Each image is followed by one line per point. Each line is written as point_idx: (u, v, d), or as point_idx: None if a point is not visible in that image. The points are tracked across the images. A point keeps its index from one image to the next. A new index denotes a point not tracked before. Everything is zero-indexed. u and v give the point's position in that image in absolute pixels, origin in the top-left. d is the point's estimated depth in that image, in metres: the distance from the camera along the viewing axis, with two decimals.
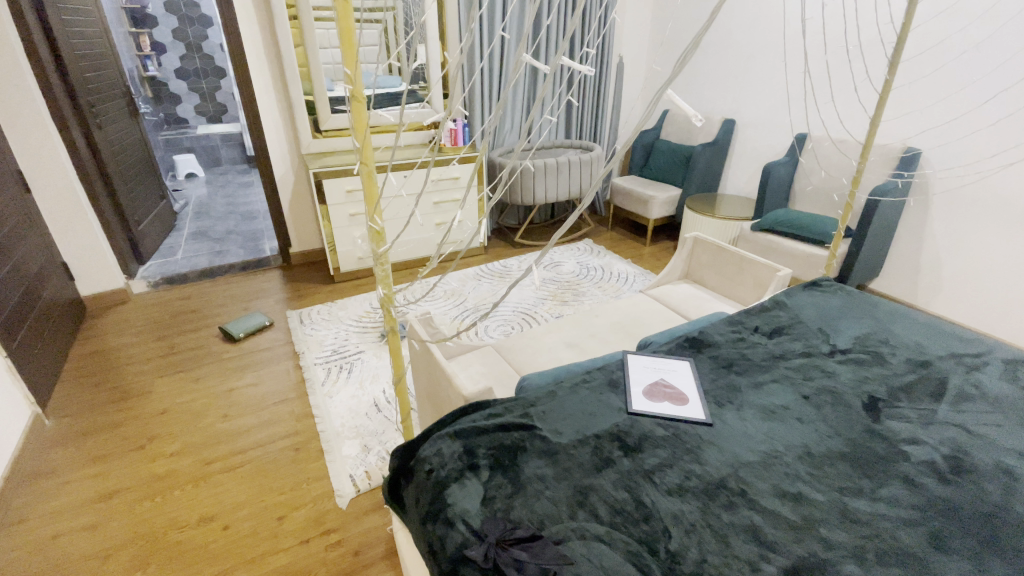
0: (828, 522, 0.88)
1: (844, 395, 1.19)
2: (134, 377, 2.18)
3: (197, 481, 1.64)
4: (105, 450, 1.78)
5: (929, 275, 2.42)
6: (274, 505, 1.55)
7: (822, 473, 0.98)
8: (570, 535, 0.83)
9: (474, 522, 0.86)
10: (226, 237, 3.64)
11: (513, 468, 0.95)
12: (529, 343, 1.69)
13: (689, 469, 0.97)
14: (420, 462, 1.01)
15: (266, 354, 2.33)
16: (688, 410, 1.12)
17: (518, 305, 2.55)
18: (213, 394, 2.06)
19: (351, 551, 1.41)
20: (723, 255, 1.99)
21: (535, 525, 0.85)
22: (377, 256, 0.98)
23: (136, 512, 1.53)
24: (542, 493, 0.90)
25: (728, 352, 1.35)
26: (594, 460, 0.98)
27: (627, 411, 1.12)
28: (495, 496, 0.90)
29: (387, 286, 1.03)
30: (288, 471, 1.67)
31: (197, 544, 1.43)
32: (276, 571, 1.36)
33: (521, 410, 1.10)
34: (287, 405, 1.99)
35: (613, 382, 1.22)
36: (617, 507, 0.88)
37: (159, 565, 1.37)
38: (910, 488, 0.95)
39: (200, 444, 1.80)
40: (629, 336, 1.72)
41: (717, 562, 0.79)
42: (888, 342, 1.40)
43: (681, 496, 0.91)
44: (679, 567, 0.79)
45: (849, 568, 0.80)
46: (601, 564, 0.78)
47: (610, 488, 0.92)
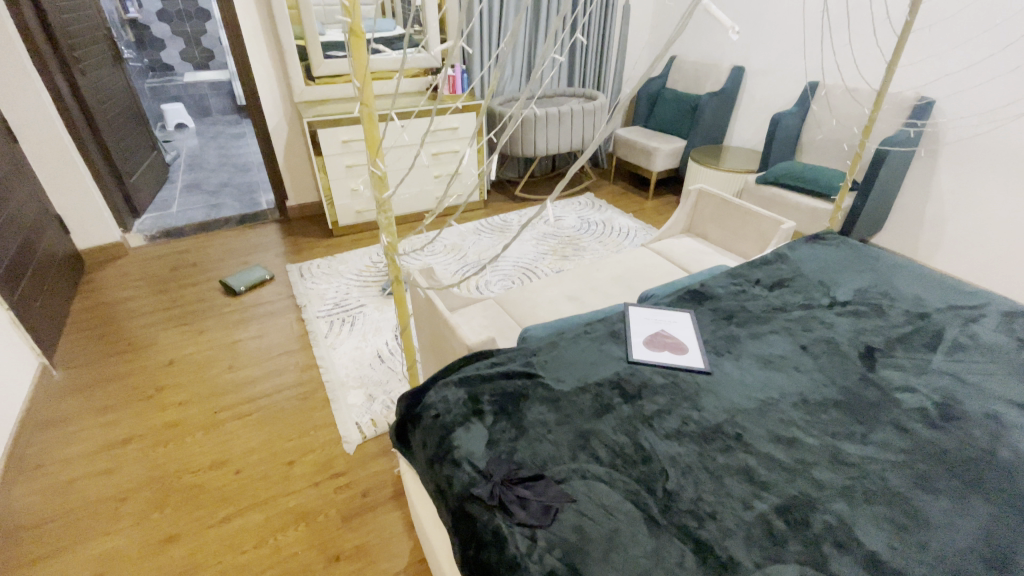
0: (819, 465, 0.91)
1: (840, 345, 1.22)
2: (141, 328, 2.21)
3: (207, 429, 1.69)
4: (115, 399, 1.83)
5: (932, 230, 2.41)
6: (283, 451, 1.60)
7: (814, 418, 1.01)
8: (571, 476, 0.86)
9: (479, 463, 0.89)
10: (221, 189, 3.58)
11: (518, 413, 0.98)
12: (529, 296, 1.70)
13: (687, 415, 1.00)
14: (425, 406, 1.03)
15: (268, 307, 2.34)
16: (687, 359, 1.15)
17: (519, 259, 2.54)
18: (218, 346, 2.09)
19: (360, 492, 1.48)
20: (726, 208, 1.96)
21: (539, 466, 0.88)
22: (380, 204, 0.96)
23: (149, 457, 1.59)
24: (545, 436, 0.93)
25: (728, 304, 1.37)
26: (596, 406, 1.00)
27: (628, 359, 1.14)
28: (501, 439, 0.93)
29: (391, 235, 1.02)
30: (295, 418, 1.72)
31: (211, 487, 1.49)
32: (288, 511, 1.42)
33: (523, 359, 1.12)
34: (291, 356, 2.01)
35: (614, 333, 1.24)
36: (617, 450, 0.91)
37: (175, 506, 1.43)
38: (900, 433, 0.98)
39: (207, 393, 1.84)
40: (630, 289, 1.73)
41: (712, 501, 0.83)
42: (887, 295, 1.41)
43: (679, 440, 0.94)
44: (675, 505, 0.82)
45: (837, 505, 0.84)
46: (602, 503, 0.82)
47: (610, 433, 0.94)
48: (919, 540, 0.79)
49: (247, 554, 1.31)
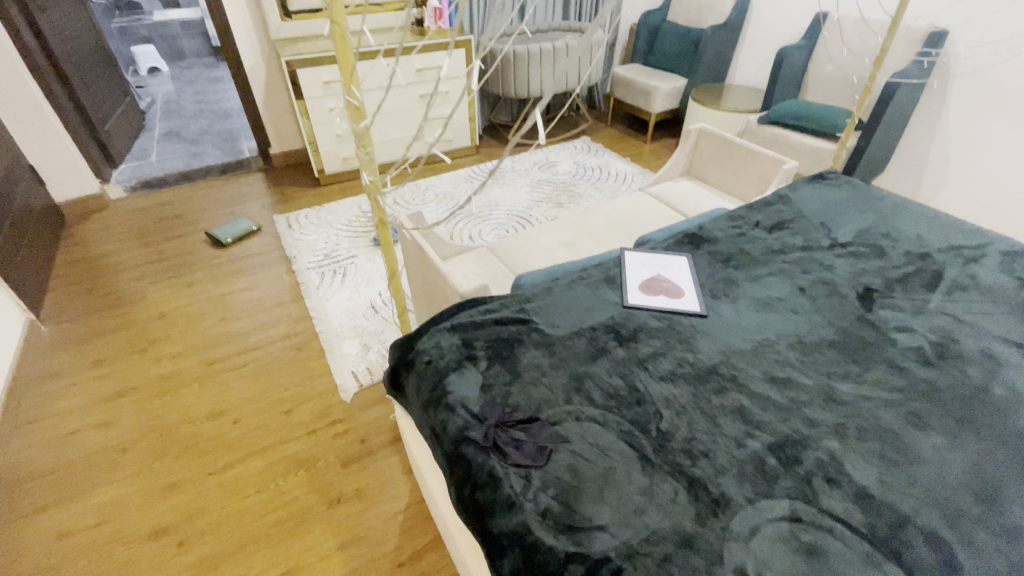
0: (813, 403, 0.92)
1: (838, 287, 1.20)
2: (129, 282, 2.17)
3: (202, 380, 1.69)
4: (107, 353, 1.82)
5: (935, 171, 2.35)
6: (281, 401, 1.61)
7: (809, 359, 1.01)
8: (565, 417, 0.85)
9: (473, 406, 0.88)
10: (201, 137, 3.42)
11: (512, 358, 0.96)
12: (524, 243, 1.66)
13: (682, 357, 0.99)
14: (418, 352, 1.02)
15: (258, 259, 2.29)
16: (684, 303, 1.13)
17: (513, 207, 2.48)
18: (209, 298, 2.06)
19: (358, 438, 1.49)
20: (727, 149, 1.89)
21: (533, 408, 0.87)
22: (358, 136, 0.90)
23: (146, 408, 1.59)
24: (539, 380, 0.92)
25: (727, 247, 1.34)
26: (590, 350, 0.99)
27: (623, 304, 1.12)
28: (494, 383, 0.92)
29: (372, 172, 0.97)
30: (291, 368, 1.72)
31: (210, 436, 1.50)
32: (288, 457, 1.44)
33: (517, 306, 1.10)
34: (284, 308, 1.99)
35: (610, 279, 1.21)
36: (611, 391, 0.91)
37: (176, 454, 1.45)
38: (894, 372, 0.98)
39: (200, 345, 1.83)
40: (626, 235, 1.69)
41: (705, 440, 0.83)
42: (889, 235, 1.38)
43: (673, 382, 0.93)
44: (669, 444, 0.82)
45: (830, 443, 0.84)
46: (595, 442, 0.82)
47: (604, 375, 0.94)
48: (909, 474, 0.80)
49: (251, 498, 1.34)
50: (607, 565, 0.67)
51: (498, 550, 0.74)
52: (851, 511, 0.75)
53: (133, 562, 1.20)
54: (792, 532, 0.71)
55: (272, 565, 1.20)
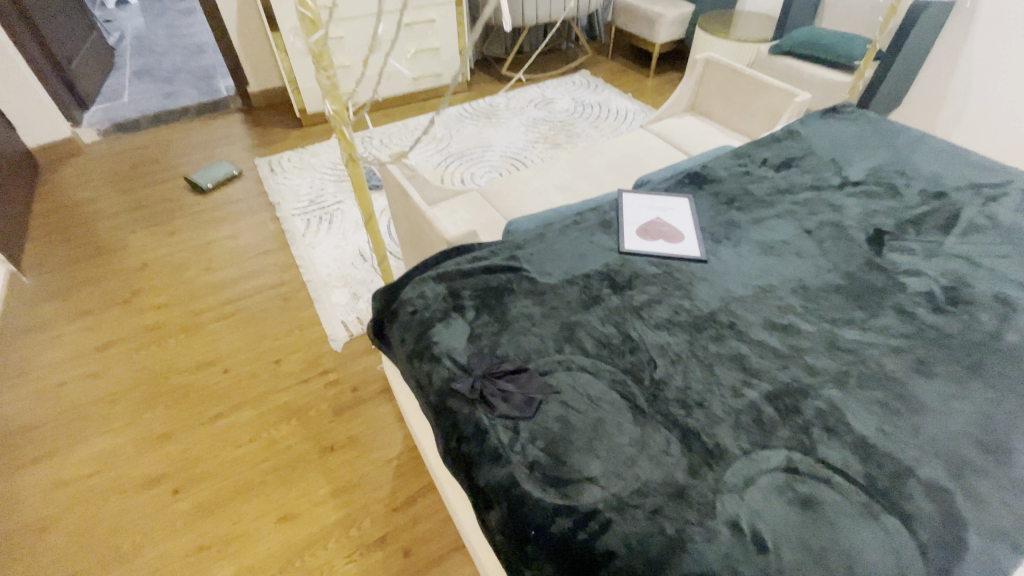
0: (815, 351, 0.88)
1: (846, 229, 1.14)
2: (109, 231, 2.09)
3: (189, 331, 1.65)
4: (91, 304, 1.77)
5: (955, 105, 2.21)
6: (270, 350, 1.58)
7: (813, 305, 0.96)
8: (556, 367, 0.81)
9: (460, 357, 0.84)
10: (175, 76, 3.21)
11: (501, 307, 0.91)
12: (517, 185, 1.57)
13: (679, 304, 0.94)
14: (401, 302, 0.97)
15: (241, 205, 2.20)
16: (683, 248, 1.07)
17: (507, 148, 2.35)
18: (192, 247, 1.99)
19: (350, 387, 1.48)
20: (735, 81, 1.76)
21: (522, 358, 0.83)
22: (315, 55, 0.81)
23: (134, 360, 1.57)
24: (529, 329, 0.87)
25: (731, 187, 1.26)
26: (582, 298, 0.94)
27: (619, 250, 1.05)
28: (482, 334, 0.87)
29: (336, 100, 0.87)
30: (279, 318, 1.68)
31: (200, 386, 1.48)
32: (280, 406, 1.43)
33: (507, 253, 1.03)
34: (270, 256, 1.93)
35: (606, 222, 1.14)
36: (604, 340, 0.86)
37: (167, 405, 1.44)
38: (901, 318, 0.94)
39: (186, 296, 1.78)
40: (625, 176, 1.59)
41: (701, 389, 0.80)
42: (903, 173, 1.30)
43: (669, 330, 0.89)
44: (662, 394, 0.79)
45: (830, 391, 0.81)
46: (586, 393, 0.78)
47: (597, 324, 0.89)
48: (911, 423, 0.77)
49: (244, 447, 1.34)
50: (597, 517, 0.65)
51: (485, 502, 0.72)
52: (850, 461, 0.72)
53: (130, 509, 1.21)
54: (787, 483, 0.69)
55: (268, 510, 1.21)
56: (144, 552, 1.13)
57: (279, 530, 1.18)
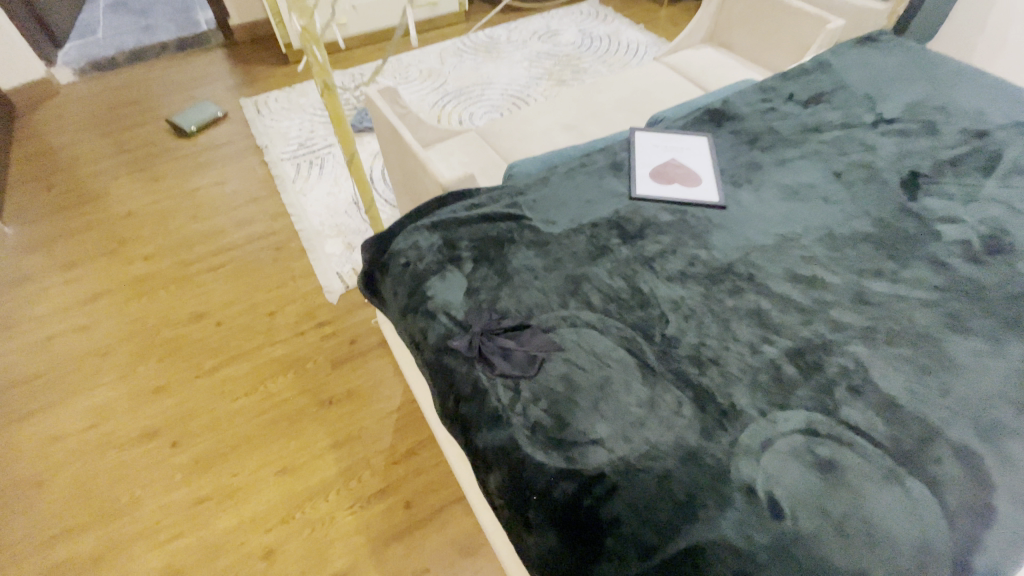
0: (840, 305, 0.81)
1: (878, 172, 1.04)
2: (91, 177, 1.99)
3: (180, 283, 1.60)
4: (77, 255, 1.70)
5: (996, 36, 2.02)
6: (263, 303, 1.53)
7: (839, 255, 0.89)
8: (560, 323, 0.75)
9: (457, 313, 0.78)
10: (150, 7, 2.98)
11: (500, 259, 0.84)
12: (519, 125, 1.45)
13: (694, 255, 0.87)
14: (393, 254, 0.90)
15: (227, 150, 2.08)
16: (699, 193, 0.98)
17: (508, 86, 2.19)
18: (178, 194, 1.90)
19: (347, 340, 1.43)
20: (760, 6, 1.59)
21: (524, 314, 0.77)
22: None
23: (125, 312, 1.52)
24: (531, 283, 0.81)
25: (753, 125, 1.15)
26: (589, 249, 0.86)
27: (630, 196, 0.97)
28: (480, 288, 0.81)
29: (304, 15, 0.82)
30: (272, 269, 1.62)
31: (193, 339, 1.44)
32: (275, 360, 1.39)
33: (508, 199, 0.95)
34: (259, 204, 1.83)
35: (615, 165, 1.04)
36: (612, 294, 0.79)
37: (160, 358, 1.40)
38: (935, 269, 0.87)
39: (175, 246, 1.71)
40: (636, 115, 1.47)
41: (716, 347, 0.74)
42: (943, 109, 1.18)
43: (683, 283, 0.82)
44: (675, 351, 0.73)
45: (855, 348, 0.75)
46: (592, 350, 0.72)
47: (604, 277, 0.82)
48: (941, 382, 0.72)
49: (241, 401, 1.31)
50: (603, 482, 0.60)
51: (484, 464, 0.68)
52: (874, 423, 0.68)
53: (128, 463, 1.20)
54: (807, 446, 0.65)
55: (267, 463, 1.20)
56: (144, 505, 1.14)
57: (279, 483, 1.17)
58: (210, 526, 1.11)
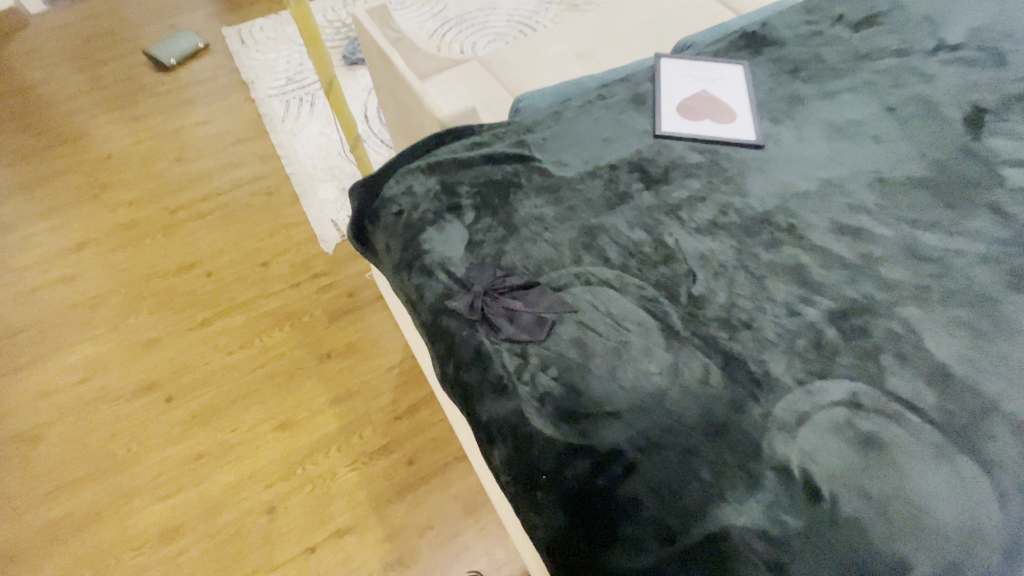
0: (889, 260, 0.72)
1: (937, 106, 0.91)
2: (69, 116, 1.86)
3: (167, 230, 1.51)
4: (59, 200, 1.61)
5: None
6: (255, 252, 1.44)
7: (890, 203, 0.78)
8: (573, 282, 0.67)
9: (456, 269, 0.70)
10: None
11: (506, 208, 0.75)
12: (527, 54, 1.30)
13: (726, 203, 0.77)
14: (385, 202, 0.80)
15: (211, 85, 1.93)
16: (733, 131, 0.86)
17: (515, 11, 1.98)
18: (161, 135, 1.77)
19: (345, 292, 1.36)
20: None
21: (532, 271, 0.68)
22: None
23: (112, 262, 1.45)
24: (540, 236, 0.71)
25: (796, 52, 1.00)
26: (606, 195, 0.76)
27: (654, 134, 0.85)
28: (483, 241, 0.72)
29: None
30: (264, 216, 1.52)
31: (183, 290, 1.38)
32: (270, 313, 1.33)
33: (514, 138, 0.84)
34: (248, 145, 1.71)
35: (637, 98, 0.92)
36: (632, 248, 0.70)
37: (151, 310, 1.34)
38: (999, 220, 0.76)
39: (160, 191, 1.61)
40: (660, 42, 1.30)
41: (749, 308, 0.66)
42: (1016, 31, 1.01)
43: (712, 235, 0.72)
44: (703, 312, 0.65)
45: (905, 310, 0.67)
46: (609, 312, 0.64)
47: (623, 227, 0.72)
48: (1000, 349, 0.64)
49: (236, 355, 1.26)
50: (620, 460, 0.54)
51: (487, 439, 0.61)
52: (924, 395, 0.60)
53: (123, 417, 1.17)
54: (848, 420, 0.58)
55: (265, 419, 1.17)
56: (141, 460, 1.11)
57: (278, 439, 1.14)
58: (211, 481, 1.09)
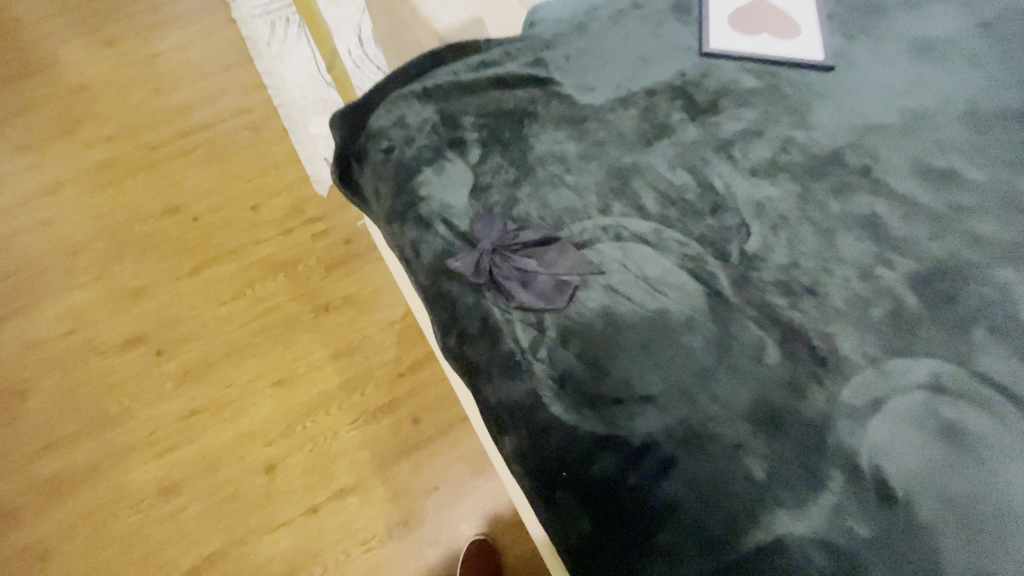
0: (984, 211, 0.59)
1: None
2: (35, 41, 1.68)
3: (148, 170, 1.39)
4: (30, 135, 1.48)
5: None
6: (243, 194, 1.33)
7: (987, 139, 0.64)
8: (600, 237, 0.55)
9: (459, 221, 0.58)
10: None
11: (518, 145, 0.62)
12: None
13: (786, 138, 0.63)
14: (373, 136, 0.67)
15: (188, 4, 1.72)
16: (798, 48, 0.71)
17: None
18: (136, 62, 1.60)
19: (342, 239, 1.26)
20: None
21: (550, 223, 0.56)
22: None
23: (91, 204, 1.34)
24: (560, 179, 0.59)
25: None
26: (641, 128, 0.63)
27: (700, 52, 0.70)
28: (491, 186, 0.60)
29: None
30: (251, 154, 1.39)
31: (169, 236, 1.28)
32: (262, 261, 1.23)
33: (530, 56, 0.69)
34: (232, 74, 1.55)
35: (680, 7, 0.75)
36: (671, 194, 0.58)
37: (135, 257, 1.25)
38: None
39: (139, 125, 1.47)
40: None
41: (813, 269, 0.54)
42: None
43: (769, 179, 0.60)
44: (757, 274, 0.53)
45: (1002, 273, 0.55)
46: (643, 274, 0.52)
47: (661, 168, 0.60)
48: None
49: (227, 306, 1.18)
50: (653, 454, 0.45)
51: (494, 424, 0.52)
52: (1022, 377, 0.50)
53: (112, 372, 1.11)
54: (930, 408, 0.48)
55: (261, 375, 1.10)
56: (134, 416, 1.06)
57: (275, 396, 1.08)
58: (207, 438, 1.04)
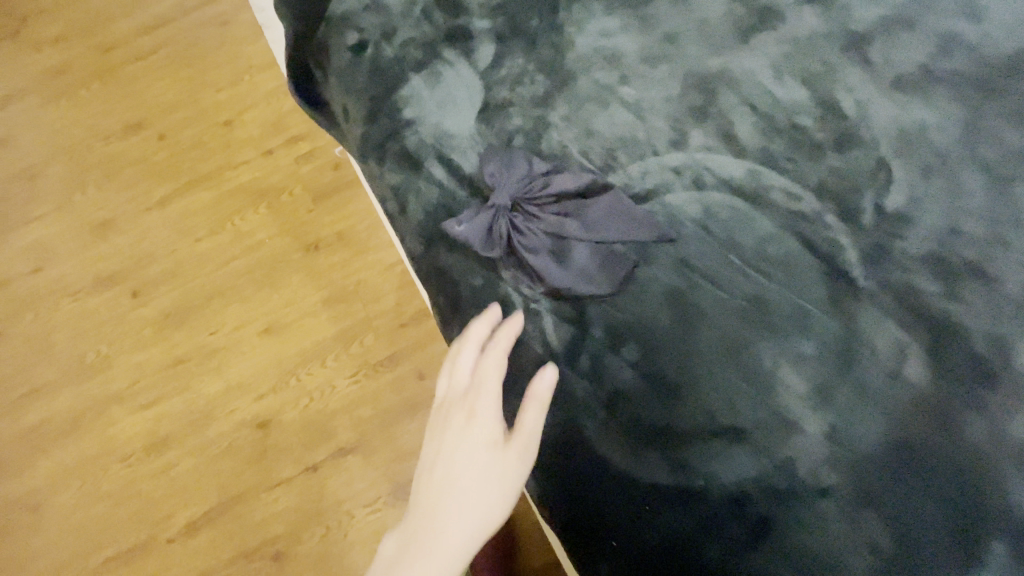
0: None
1: None
2: None
3: (104, 76, 1.18)
4: None
5: None
6: (215, 107, 1.12)
7: None
8: (668, 181, 0.39)
9: (459, 161, 0.43)
10: None
11: (552, 41, 0.44)
12: None
13: (949, 30, 0.42)
14: (338, 25, 0.49)
15: None
16: None
17: None
18: None
19: (330, 163, 1.07)
20: None
21: (595, 164, 0.41)
22: None
23: (44, 119, 1.16)
24: (610, 95, 0.42)
25: None
26: (733, 15, 0.43)
27: None
28: (510, 103, 0.43)
29: None
30: (221, 56, 1.16)
31: (133, 158, 1.11)
32: (241, 188, 1.07)
33: None
34: None
35: None
36: (774, 119, 0.40)
37: (99, 183, 1.09)
38: None
39: (90, 21, 1.24)
40: None
41: (982, 238, 0.37)
42: None
43: (920, 95, 0.40)
44: (896, 246, 0.36)
45: None
46: (727, 239, 0.37)
47: (764, 78, 0.41)
48: None
49: (205, 241, 1.04)
50: (744, 518, 0.33)
51: None
52: None
53: (86, 315, 1.00)
54: None
55: (248, 321, 0.98)
56: (114, 363, 0.97)
57: (264, 344, 0.97)
58: (193, 390, 0.95)
